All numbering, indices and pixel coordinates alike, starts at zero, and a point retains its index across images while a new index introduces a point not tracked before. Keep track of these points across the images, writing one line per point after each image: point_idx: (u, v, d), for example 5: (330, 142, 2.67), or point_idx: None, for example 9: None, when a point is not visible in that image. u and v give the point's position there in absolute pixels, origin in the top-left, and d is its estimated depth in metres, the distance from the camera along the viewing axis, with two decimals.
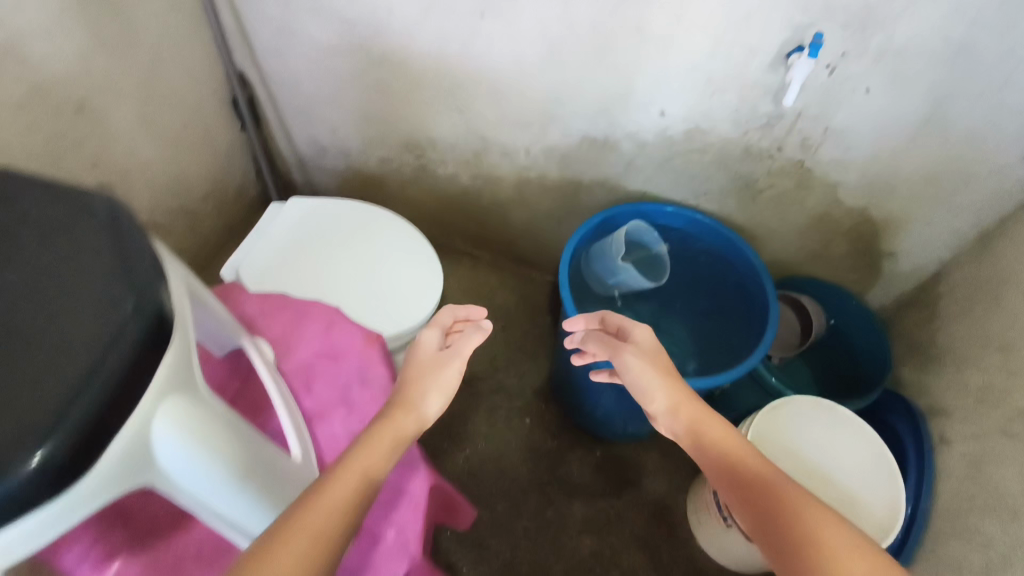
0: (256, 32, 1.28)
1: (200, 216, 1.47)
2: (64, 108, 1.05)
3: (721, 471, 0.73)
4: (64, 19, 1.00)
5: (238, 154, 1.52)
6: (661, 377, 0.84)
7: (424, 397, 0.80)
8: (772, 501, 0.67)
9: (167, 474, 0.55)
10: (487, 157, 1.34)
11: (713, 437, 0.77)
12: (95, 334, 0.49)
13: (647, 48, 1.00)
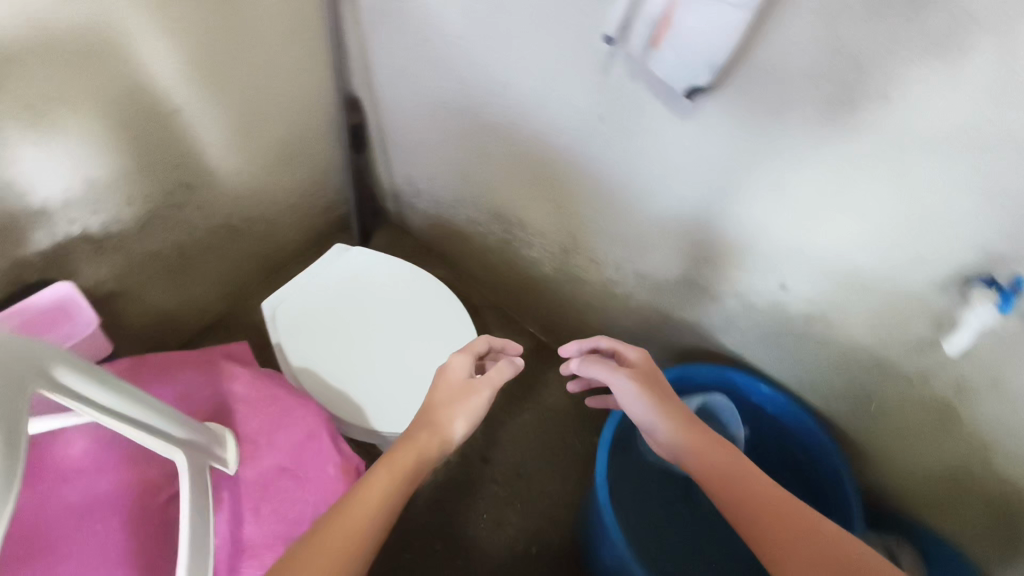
0: (378, 65, 1.20)
1: (280, 224, 1.43)
2: (159, 107, 1.03)
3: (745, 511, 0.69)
4: (178, 23, 0.97)
5: (336, 172, 1.46)
6: (659, 406, 0.82)
7: (451, 419, 0.79)
8: (777, 522, 0.66)
9: None
10: (576, 256, 1.18)
11: (708, 463, 0.75)
12: None
13: (782, 209, 0.80)
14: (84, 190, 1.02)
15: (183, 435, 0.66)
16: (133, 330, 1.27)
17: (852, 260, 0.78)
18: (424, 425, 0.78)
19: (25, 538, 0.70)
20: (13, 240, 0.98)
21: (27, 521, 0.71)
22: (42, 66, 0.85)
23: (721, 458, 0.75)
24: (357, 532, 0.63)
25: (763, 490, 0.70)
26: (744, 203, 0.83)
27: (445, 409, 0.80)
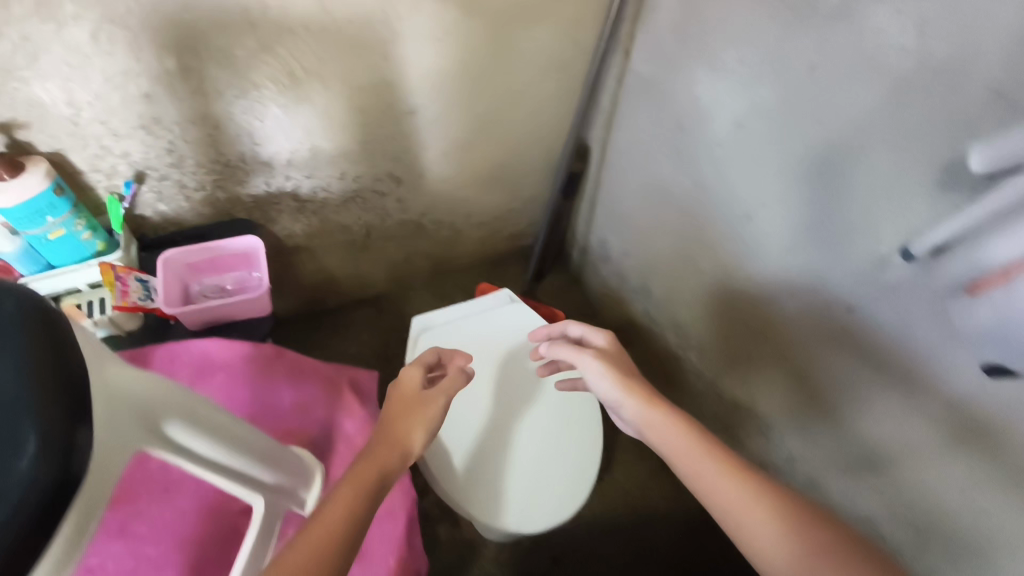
0: (622, 129, 1.12)
1: (463, 233, 1.42)
2: (400, 105, 1.03)
3: (711, 497, 0.70)
4: (449, 36, 0.95)
5: (537, 204, 1.42)
6: (622, 381, 0.82)
7: (408, 432, 0.74)
8: (746, 507, 0.67)
9: None
10: (765, 389, 1.05)
11: (666, 432, 0.77)
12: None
13: (987, 447, 0.71)
14: (308, 157, 1.06)
15: (269, 480, 0.62)
16: (301, 279, 1.34)
17: (943, 358, 0.71)
18: (381, 440, 0.72)
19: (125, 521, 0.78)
20: (236, 180, 1.05)
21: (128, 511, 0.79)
22: (314, 42, 0.88)
23: (684, 428, 0.76)
24: (319, 545, 0.57)
25: (735, 467, 0.71)
26: (881, 317, 0.76)
27: (399, 420, 0.75)
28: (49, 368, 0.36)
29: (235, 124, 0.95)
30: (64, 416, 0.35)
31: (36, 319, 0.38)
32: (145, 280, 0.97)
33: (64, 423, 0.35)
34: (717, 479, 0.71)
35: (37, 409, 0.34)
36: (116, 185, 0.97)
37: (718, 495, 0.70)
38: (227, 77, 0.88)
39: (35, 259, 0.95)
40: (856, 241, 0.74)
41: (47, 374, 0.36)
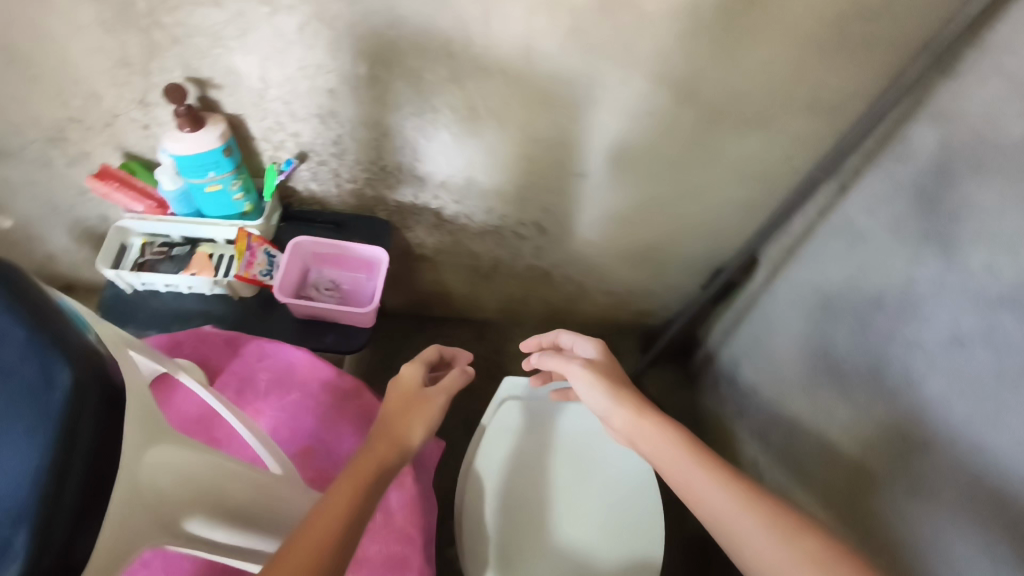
0: (806, 263, 0.97)
1: (589, 295, 1.33)
2: (570, 165, 0.96)
3: (708, 512, 0.65)
4: (646, 117, 0.85)
5: (677, 294, 1.29)
6: (611, 387, 0.78)
7: (406, 426, 0.69)
8: (749, 525, 0.62)
9: None
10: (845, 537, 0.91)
11: (649, 441, 0.72)
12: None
13: None
14: (461, 185, 1.02)
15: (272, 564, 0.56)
16: (417, 285, 1.33)
17: None
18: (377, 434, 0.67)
19: None
20: (388, 185, 1.03)
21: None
22: (504, 86, 0.82)
23: (678, 442, 0.70)
24: (318, 542, 0.50)
25: (737, 479, 0.65)
26: (1003, 459, 0.65)
27: (398, 416, 0.70)
28: (75, 478, 0.34)
29: (404, 138, 0.93)
30: (63, 544, 0.33)
31: (92, 407, 0.35)
32: (271, 255, 0.99)
33: (60, 553, 0.32)
34: (716, 497, 0.64)
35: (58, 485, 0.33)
36: (280, 158, 0.99)
37: (711, 508, 0.64)
38: (410, 95, 0.85)
39: (189, 203, 0.98)
40: (967, 316, 0.68)
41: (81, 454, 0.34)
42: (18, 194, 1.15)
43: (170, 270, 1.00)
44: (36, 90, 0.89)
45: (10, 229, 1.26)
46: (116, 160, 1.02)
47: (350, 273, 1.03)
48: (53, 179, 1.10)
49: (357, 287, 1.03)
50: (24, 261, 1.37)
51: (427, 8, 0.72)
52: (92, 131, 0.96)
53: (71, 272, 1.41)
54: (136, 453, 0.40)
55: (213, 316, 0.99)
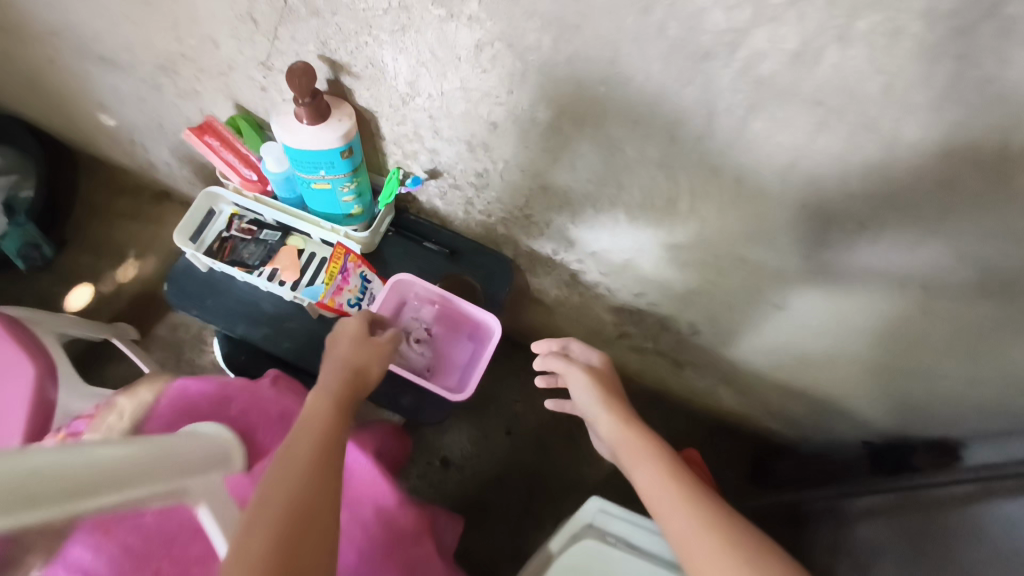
0: None
1: (716, 393, 1.10)
2: (768, 294, 0.70)
3: (672, 523, 0.54)
4: (913, 288, 0.59)
5: (825, 433, 1.04)
6: (604, 395, 0.71)
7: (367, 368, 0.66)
8: (689, 520, 0.53)
9: None
10: None
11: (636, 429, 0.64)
12: None
13: None
14: (616, 262, 0.79)
15: None
16: (523, 318, 1.13)
17: None
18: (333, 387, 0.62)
19: None
20: (526, 232, 0.82)
21: None
22: (731, 194, 0.57)
23: (656, 440, 0.63)
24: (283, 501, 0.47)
25: (695, 492, 0.56)
26: None
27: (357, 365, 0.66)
28: None
29: (565, 199, 0.70)
30: None
31: None
32: (365, 279, 0.83)
33: None
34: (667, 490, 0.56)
35: None
36: (409, 167, 0.79)
37: (677, 516, 0.54)
38: (594, 161, 0.62)
39: (292, 189, 0.81)
40: None
41: None
42: (125, 104, 1.02)
43: (252, 257, 0.84)
44: (149, 15, 0.72)
45: (116, 129, 1.15)
46: (226, 109, 0.86)
47: (448, 326, 0.84)
48: (161, 103, 0.95)
49: (453, 345, 0.84)
50: (129, 159, 1.27)
51: (667, 79, 0.48)
52: (206, 74, 0.79)
53: (172, 182, 1.30)
54: None
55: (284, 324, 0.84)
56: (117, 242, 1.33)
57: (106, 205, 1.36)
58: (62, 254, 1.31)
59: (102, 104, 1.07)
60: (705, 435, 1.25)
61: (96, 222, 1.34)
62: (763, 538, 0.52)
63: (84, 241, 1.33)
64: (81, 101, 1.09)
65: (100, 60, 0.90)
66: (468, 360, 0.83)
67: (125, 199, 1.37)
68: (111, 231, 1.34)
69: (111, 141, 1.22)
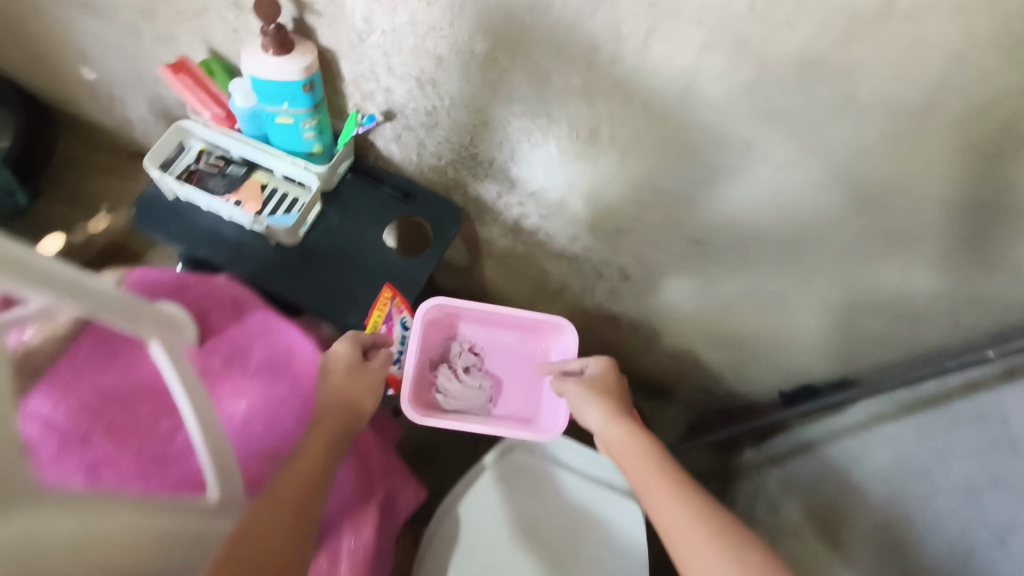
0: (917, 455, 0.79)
1: (654, 348, 1.18)
2: (683, 225, 0.79)
3: (668, 520, 0.62)
4: (796, 209, 0.68)
5: (748, 385, 1.14)
6: (609, 411, 0.77)
7: (359, 401, 0.67)
8: (689, 525, 0.61)
9: None
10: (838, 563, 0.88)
11: (619, 431, 0.74)
12: None
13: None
14: (552, 202, 0.87)
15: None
16: (475, 275, 1.21)
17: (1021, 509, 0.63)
18: (331, 414, 0.64)
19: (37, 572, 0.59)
20: (474, 175, 0.90)
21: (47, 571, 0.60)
22: (640, 120, 0.66)
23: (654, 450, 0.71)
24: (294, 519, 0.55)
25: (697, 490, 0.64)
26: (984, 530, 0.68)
27: (354, 392, 0.68)
28: None
29: (505, 135, 0.78)
30: None
31: None
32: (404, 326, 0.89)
33: None
34: (665, 494, 0.64)
35: None
36: (366, 108, 0.86)
37: (671, 511, 0.63)
38: (526, 93, 0.70)
39: (258, 125, 0.87)
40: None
41: None
42: (104, 53, 1.08)
43: (217, 189, 0.90)
44: None
45: (93, 82, 1.21)
46: (199, 53, 0.92)
47: (494, 350, 0.97)
48: (140, 51, 1.01)
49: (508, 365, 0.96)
50: (105, 115, 1.32)
51: (580, 5, 0.57)
52: (183, 16, 0.86)
53: (146, 140, 1.35)
54: None
55: (242, 250, 0.90)
56: (89, 194, 1.37)
57: (79, 160, 1.41)
58: (34, 205, 1.34)
59: (81, 54, 1.12)
60: (644, 396, 1.34)
61: (69, 176, 1.39)
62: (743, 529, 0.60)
63: (57, 193, 1.37)
64: (62, 53, 1.15)
65: (82, 5, 0.97)
66: (517, 377, 0.95)
67: (99, 154, 1.41)
68: (83, 185, 1.38)
69: (88, 96, 1.28)
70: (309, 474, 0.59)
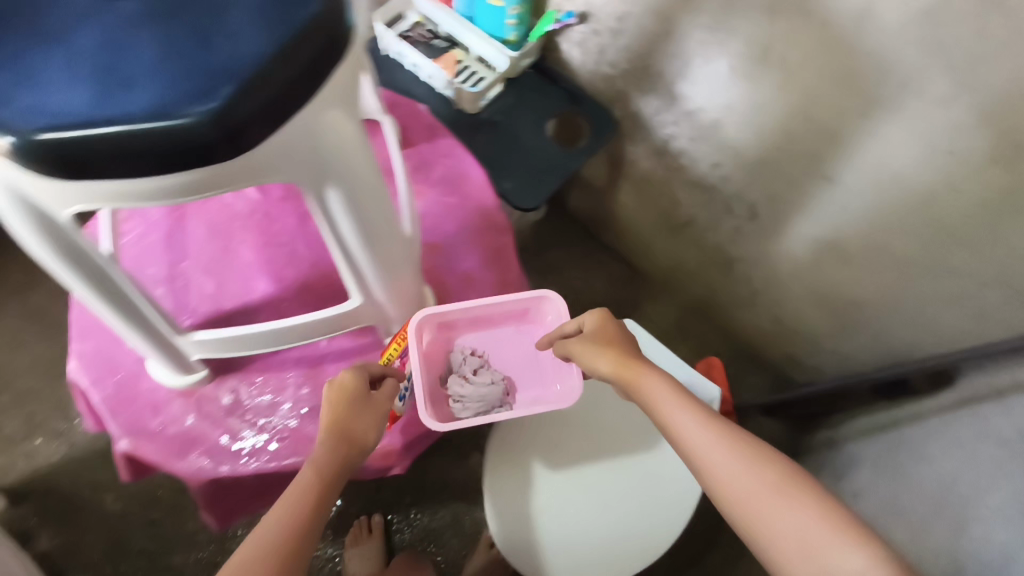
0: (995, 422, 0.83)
1: (758, 305, 1.25)
2: (824, 163, 0.86)
3: (734, 485, 0.54)
4: (944, 155, 0.72)
5: (840, 360, 1.17)
6: (622, 360, 0.66)
7: (362, 432, 0.60)
8: (756, 487, 0.53)
9: (52, 240, 0.42)
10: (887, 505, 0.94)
11: (638, 384, 0.63)
12: (192, 83, 0.34)
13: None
14: (706, 124, 0.96)
15: (380, 296, 0.61)
16: (609, 198, 1.32)
17: None
18: (336, 446, 0.57)
19: (298, 259, 0.76)
20: (640, 88, 1.00)
21: (313, 265, 0.75)
22: (813, 43, 0.74)
23: (684, 394, 0.62)
24: None
25: (755, 451, 0.55)
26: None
27: (355, 423, 0.60)
28: (295, 70, 0.36)
29: (681, 47, 0.88)
30: (279, 92, 0.36)
31: (327, 37, 0.37)
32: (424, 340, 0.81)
33: (265, 104, 0.35)
34: (719, 446, 0.56)
35: (302, 41, 0.36)
36: (563, 6, 0.98)
37: (733, 474, 0.54)
38: (714, 6, 0.80)
39: (469, 8, 1.02)
40: None
41: (303, 58, 0.36)
42: None
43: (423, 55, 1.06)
44: None
45: None
46: None
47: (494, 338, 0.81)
48: None
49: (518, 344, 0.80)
50: None
51: None
52: None
53: None
54: (326, 105, 0.40)
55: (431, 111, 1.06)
56: None
57: None
58: None
59: None
60: (734, 355, 1.41)
61: None
62: (816, 486, 0.53)
63: None
64: None
65: None
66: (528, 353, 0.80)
67: None
68: None
69: None
70: (296, 526, 0.50)
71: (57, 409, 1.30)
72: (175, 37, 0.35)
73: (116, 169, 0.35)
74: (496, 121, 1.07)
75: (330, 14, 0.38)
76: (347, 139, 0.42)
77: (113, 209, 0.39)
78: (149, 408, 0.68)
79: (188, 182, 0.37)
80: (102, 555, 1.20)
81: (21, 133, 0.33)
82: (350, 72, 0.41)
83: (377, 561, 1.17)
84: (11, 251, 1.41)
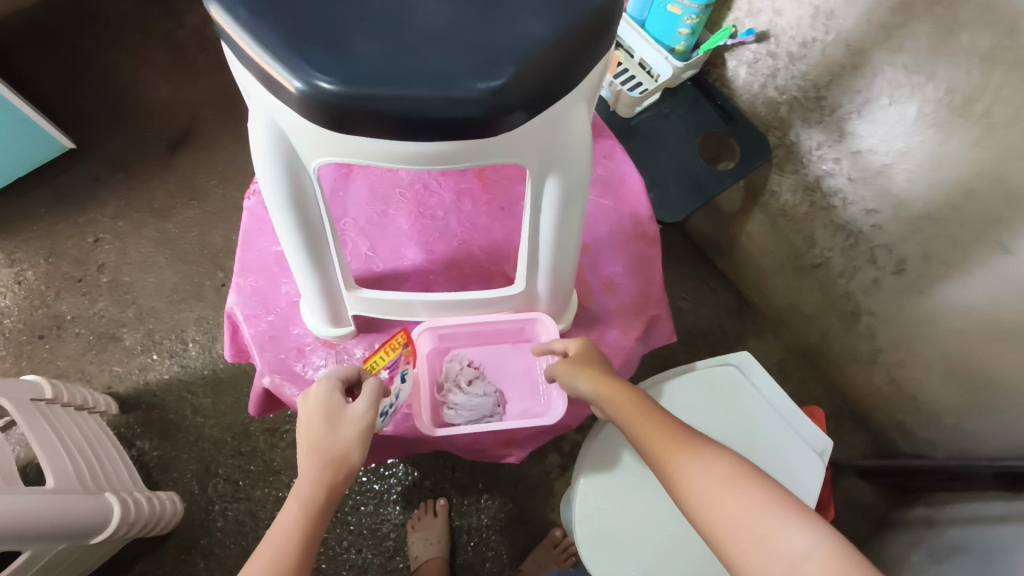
0: None
1: (875, 364, 1.18)
2: (1004, 230, 0.79)
3: (700, 496, 0.55)
4: None
5: (960, 441, 1.09)
6: (601, 380, 0.67)
7: (341, 458, 0.59)
8: (717, 494, 0.55)
9: (288, 182, 0.44)
10: None
11: (613, 404, 0.65)
12: (477, 59, 0.35)
13: None
14: (872, 167, 0.91)
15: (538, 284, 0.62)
16: (736, 225, 1.28)
17: None
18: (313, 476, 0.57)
19: (448, 234, 0.77)
20: (805, 118, 0.96)
21: (461, 242, 0.77)
22: None
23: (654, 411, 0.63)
24: None
25: (717, 462, 0.57)
26: None
27: (337, 444, 0.59)
28: (568, 60, 0.37)
29: (867, 83, 0.84)
30: (551, 79, 0.37)
31: (600, 32, 0.38)
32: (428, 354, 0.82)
33: (536, 89, 0.36)
34: (688, 460, 0.58)
35: (580, 33, 0.37)
36: (743, 24, 0.96)
37: (701, 486, 0.56)
38: (921, 46, 0.76)
39: (643, 10, 0.99)
40: None
41: (577, 50, 0.37)
42: None
43: None
44: None
45: None
46: None
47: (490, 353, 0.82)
48: None
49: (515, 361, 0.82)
50: None
51: None
52: None
53: None
54: (576, 98, 0.40)
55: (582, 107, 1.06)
56: None
57: None
58: None
59: None
60: (834, 410, 1.34)
61: None
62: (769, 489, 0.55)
63: None
64: None
65: None
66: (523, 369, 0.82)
67: None
68: None
69: None
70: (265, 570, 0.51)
71: (173, 331, 1.38)
72: (467, 13, 0.36)
73: (385, 129, 0.36)
74: (645, 129, 1.06)
75: (608, 11, 0.38)
76: (581, 134, 0.42)
77: (357, 164, 0.41)
78: (291, 346, 0.72)
79: (438, 152, 0.39)
80: (190, 474, 1.27)
81: (315, 79, 0.34)
82: (602, 68, 0.42)
83: (439, 548, 1.19)
84: (156, 178, 1.51)
